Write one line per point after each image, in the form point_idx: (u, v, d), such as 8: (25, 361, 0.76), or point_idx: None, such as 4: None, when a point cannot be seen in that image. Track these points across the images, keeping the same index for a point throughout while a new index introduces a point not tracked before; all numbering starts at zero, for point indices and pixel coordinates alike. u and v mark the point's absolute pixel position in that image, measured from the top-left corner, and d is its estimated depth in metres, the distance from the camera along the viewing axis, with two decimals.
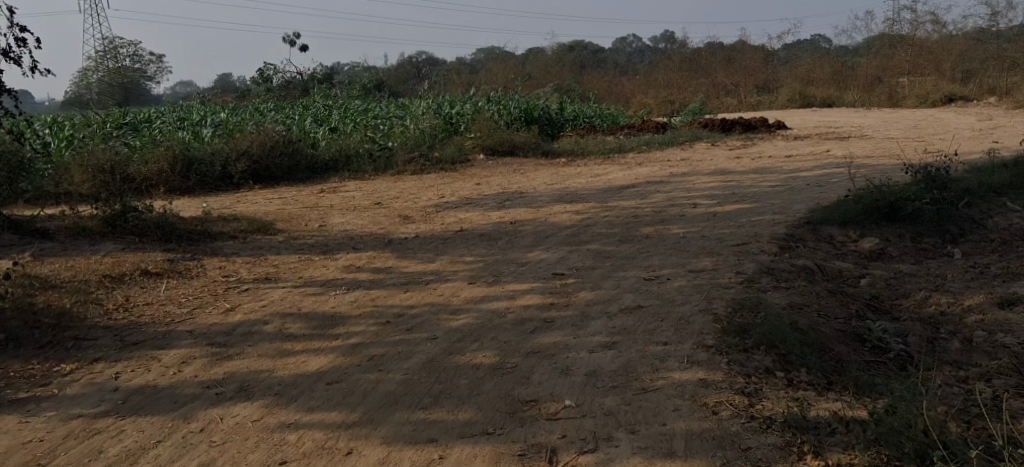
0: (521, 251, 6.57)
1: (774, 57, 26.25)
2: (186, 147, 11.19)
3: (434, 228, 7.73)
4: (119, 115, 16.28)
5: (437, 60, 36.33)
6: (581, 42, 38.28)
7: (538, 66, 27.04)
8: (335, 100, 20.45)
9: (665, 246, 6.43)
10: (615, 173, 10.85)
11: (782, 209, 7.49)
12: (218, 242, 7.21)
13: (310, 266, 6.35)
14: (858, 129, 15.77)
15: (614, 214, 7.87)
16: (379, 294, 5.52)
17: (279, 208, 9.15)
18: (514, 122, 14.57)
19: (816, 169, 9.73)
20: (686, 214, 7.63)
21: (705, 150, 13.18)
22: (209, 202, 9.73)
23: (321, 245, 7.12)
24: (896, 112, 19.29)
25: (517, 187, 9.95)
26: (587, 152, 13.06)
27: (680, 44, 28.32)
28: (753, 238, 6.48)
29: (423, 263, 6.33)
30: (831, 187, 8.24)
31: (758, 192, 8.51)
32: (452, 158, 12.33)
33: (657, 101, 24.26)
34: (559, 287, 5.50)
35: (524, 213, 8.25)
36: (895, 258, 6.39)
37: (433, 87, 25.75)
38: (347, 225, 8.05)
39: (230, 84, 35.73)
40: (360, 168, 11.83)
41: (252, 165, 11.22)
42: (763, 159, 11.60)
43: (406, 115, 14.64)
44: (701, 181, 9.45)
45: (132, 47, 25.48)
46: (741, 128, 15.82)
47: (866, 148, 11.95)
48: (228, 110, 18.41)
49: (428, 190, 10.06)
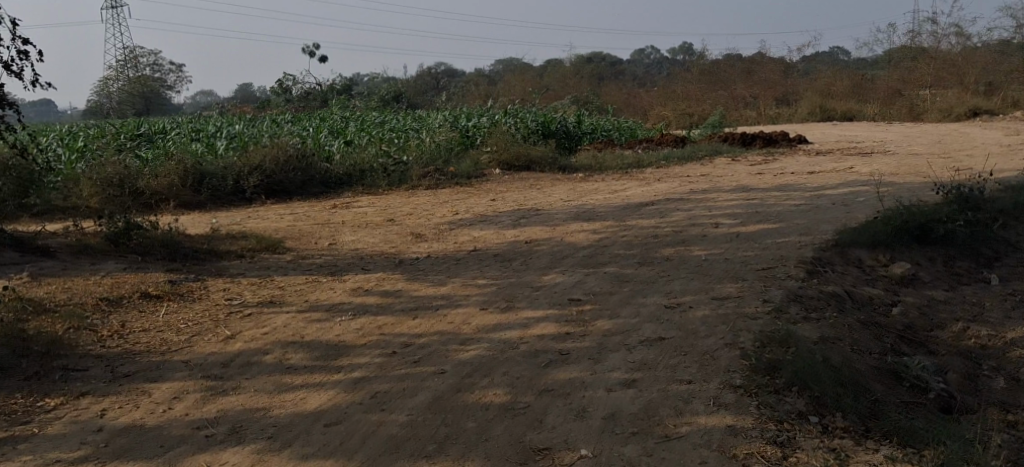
0: (535, 273, 6.31)
1: (794, 70, 25.90)
2: (198, 161, 11.05)
3: (446, 248, 7.48)
4: (135, 126, 16.19)
5: (456, 71, 36.27)
6: (599, 54, 38.15)
7: (556, 78, 26.87)
8: (352, 112, 20.36)
9: (687, 270, 6.15)
10: (634, 189, 10.58)
11: (808, 230, 7.19)
12: (223, 261, 7.01)
13: (317, 288, 6.11)
14: (882, 144, 15.42)
15: (633, 233, 7.60)
16: (387, 321, 5.27)
17: (289, 225, 8.95)
18: (531, 136, 14.34)
19: (841, 187, 9.41)
20: (708, 234, 7.35)
21: (726, 165, 12.89)
22: (219, 218, 9.55)
23: (329, 266, 6.88)
24: (919, 126, 18.91)
25: (533, 203, 9.70)
26: (605, 167, 12.78)
27: (699, 55, 28.08)
28: (778, 261, 6.19)
29: (433, 286, 6.07)
30: (858, 207, 7.93)
31: (783, 211, 8.21)
32: (467, 173, 12.10)
33: (675, 113, 24.02)
34: (574, 315, 5.23)
35: (540, 232, 7.99)
36: (928, 284, 6.07)
37: (450, 98, 25.61)
38: (357, 243, 7.82)
39: (251, 94, 35.96)
40: (374, 182, 11.63)
41: (265, 179, 11.01)
42: (785, 175, 11.29)
43: (422, 127, 14.45)
44: (724, 199, 9.17)
45: (153, 57, 25.62)
46: (762, 142, 15.51)
47: (891, 164, 11.63)
48: (244, 121, 18.33)
49: (441, 206, 9.84)
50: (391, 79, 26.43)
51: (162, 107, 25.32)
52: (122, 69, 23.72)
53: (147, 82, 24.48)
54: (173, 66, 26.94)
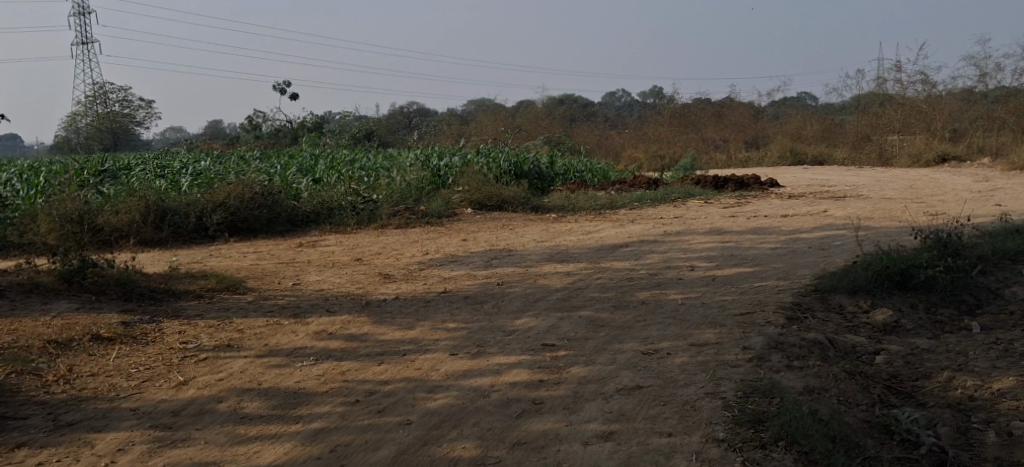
0: (507, 317, 6.08)
1: (763, 115, 26.19)
2: (161, 197, 10.78)
3: (416, 289, 7.24)
4: (99, 162, 15.82)
5: (428, 111, 36.25)
6: (571, 96, 38.34)
7: (529, 118, 26.87)
8: (323, 150, 20.12)
9: (663, 315, 5.96)
10: (607, 230, 10.44)
11: (786, 274, 7.04)
12: (180, 302, 6.70)
13: (278, 331, 5.83)
14: (854, 188, 15.46)
15: (608, 276, 7.42)
16: (350, 367, 5.01)
17: (252, 264, 8.68)
18: (503, 176, 14.19)
19: (816, 231, 9.32)
20: (684, 278, 7.19)
21: (699, 207, 12.81)
22: (180, 256, 9.26)
23: (293, 307, 6.61)
24: (888, 171, 19.03)
25: (505, 244, 9.51)
26: (578, 208, 12.65)
27: (671, 98, 28.27)
28: (756, 307, 6.02)
29: (401, 330, 5.82)
30: (835, 252, 7.81)
31: (759, 254, 8.08)
32: (438, 212, 11.90)
33: (646, 155, 24.05)
34: (548, 361, 5.00)
35: (512, 273, 7.78)
36: (910, 332, 5.92)
37: (422, 137, 25.48)
38: (323, 284, 7.55)
39: (221, 130, 35.63)
40: (342, 221, 11.39)
41: (229, 216, 10.72)
42: (759, 218, 11.21)
43: (393, 166, 14.27)
44: (698, 241, 9.04)
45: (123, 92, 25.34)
46: (735, 185, 15.48)
47: (865, 208, 11.59)
48: (212, 158, 18.02)
49: (411, 246, 9.61)
50: (362, 117, 26.31)
51: (130, 142, 25.00)
52: (90, 104, 23.52)
53: (115, 118, 24.19)
54: (141, 101, 26.15)
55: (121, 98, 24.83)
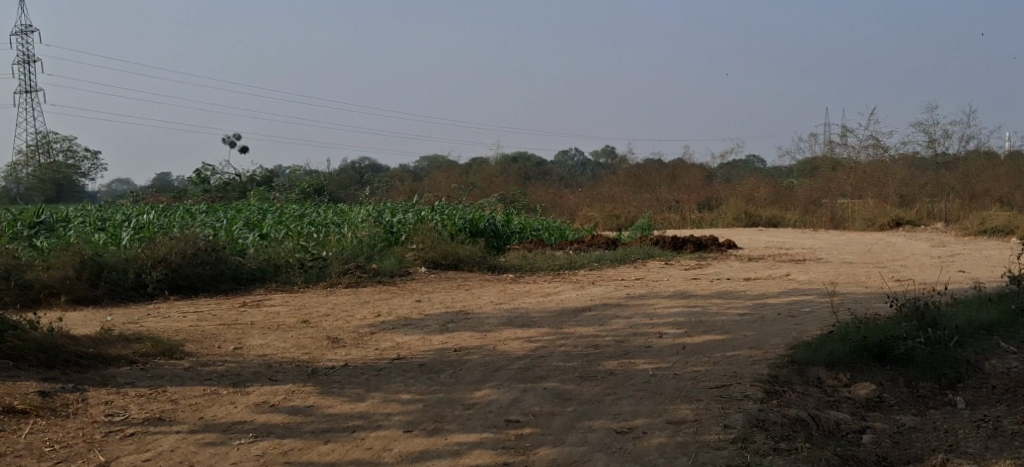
0: (466, 388, 5.63)
1: (716, 177, 26.29)
2: (97, 252, 10.18)
3: (367, 355, 6.77)
4: (33, 214, 15.07)
5: (381, 166, 35.84)
6: (524, 154, 38.27)
7: (483, 175, 26.58)
8: (271, 203, 19.55)
9: (635, 387, 5.57)
10: (567, 292, 10.07)
11: (758, 343, 6.71)
12: (109, 368, 6.11)
13: (216, 403, 5.30)
14: (812, 251, 15.36)
15: (572, 343, 7.03)
16: (294, 445, 4.51)
17: (191, 325, 8.11)
18: (459, 234, 13.78)
19: (783, 296, 9.05)
20: (652, 345, 6.82)
21: (659, 269, 12.53)
22: (114, 315, 8.66)
23: (233, 374, 6.08)
24: (843, 234, 19.10)
25: (462, 306, 9.10)
26: (536, 268, 12.30)
27: (625, 159, 28.31)
28: (732, 380, 5.67)
29: (350, 402, 5.34)
30: (806, 320, 7.51)
31: (727, 320, 7.78)
32: (391, 270, 11.46)
33: (602, 215, 23.92)
34: (513, 441, 4.57)
35: (469, 338, 7.33)
36: (894, 408, 5.63)
37: (375, 193, 25.02)
38: (266, 348, 7.01)
39: (167, 182, 34.73)
40: (289, 279, 10.86)
41: (169, 273, 10.15)
42: (721, 281, 10.96)
43: (345, 222, 13.80)
44: (663, 305, 8.72)
45: (67, 142, 24.52)
46: (692, 246, 15.30)
47: (828, 272, 11.45)
48: (155, 210, 17.32)
49: (362, 307, 9.12)
50: (314, 172, 25.77)
51: (75, 193, 24.28)
52: (34, 153, 22.87)
53: (58, 168, 23.50)
54: (88, 152, 25.34)
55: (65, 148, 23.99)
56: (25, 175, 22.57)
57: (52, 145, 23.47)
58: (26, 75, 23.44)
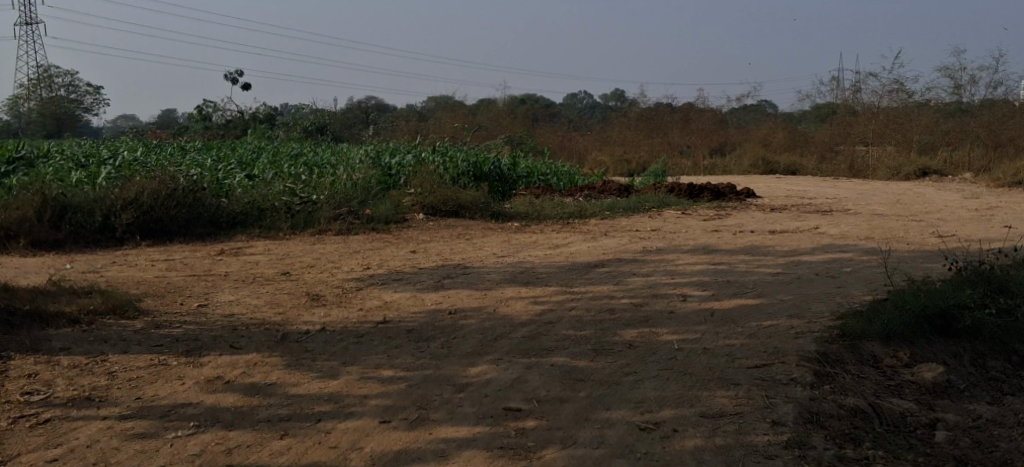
0: (459, 363, 4.76)
1: (731, 123, 25.19)
2: (64, 192, 9.33)
3: (349, 317, 5.90)
4: (13, 150, 14.18)
5: (389, 106, 34.74)
6: (533, 96, 37.11)
7: (491, 116, 25.54)
8: (268, 142, 18.62)
9: (659, 365, 4.70)
10: (577, 244, 9.15)
11: (797, 311, 5.82)
12: (46, 331, 5.25)
13: (160, 377, 4.45)
14: (835, 202, 14.37)
15: (583, 306, 6.15)
16: (241, 441, 3.70)
17: (157, 276, 7.25)
18: (461, 177, 12.84)
19: (817, 254, 8.13)
20: (676, 311, 5.94)
21: (676, 219, 11.62)
22: (75, 263, 7.84)
23: (189, 339, 5.22)
24: (866, 183, 18.10)
25: (460, 258, 8.21)
26: (542, 215, 11.38)
27: (637, 102, 27.21)
28: (774, 358, 4.78)
29: (319, 379, 4.47)
30: (850, 284, 6.62)
31: (758, 281, 6.87)
32: (387, 216, 10.54)
33: (612, 160, 23.09)
34: (512, 438, 3.72)
35: (468, 298, 6.45)
36: (965, 394, 4.76)
37: (379, 134, 24.02)
38: (235, 306, 6.15)
39: (172, 119, 33.77)
40: (273, 225, 9.97)
41: (141, 215, 9.29)
42: (745, 233, 10.02)
43: (340, 163, 12.87)
44: (685, 261, 7.81)
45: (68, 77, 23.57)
46: (710, 194, 14.34)
47: (859, 225, 10.50)
48: (146, 147, 16.41)
49: (350, 258, 8.23)
50: (318, 109, 24.77)
51: (76, 130, 23.37)
52: (36, 87, 22.03)
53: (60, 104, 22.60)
54: (90, 86, 24.37)
55: (67, 83, 23.06)
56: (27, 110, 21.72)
57: (52, 80, 22.52)
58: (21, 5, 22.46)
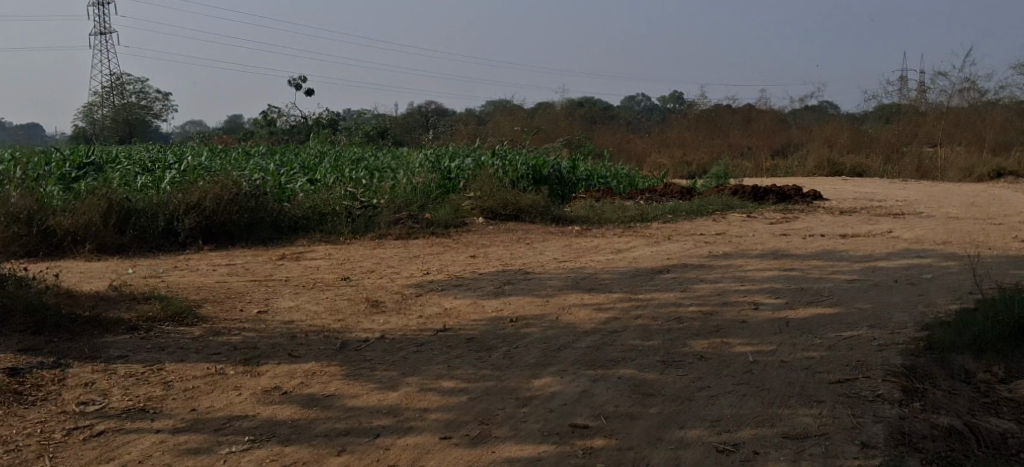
0: (523, 375, 4.57)
1: (794, 125, 24.58)
2: (128, 197, 9.38)
3: (408, 324, 5.75)
4: (83, 154, 14.42)
5: (447, 110, 34.73)
6: (591, 98, 36.80)
7: (550, 119, 25.32)
8: (328, 146, 18.69)
9: (733, 379, 4.44)
10: (641, 249, 8.88)
11: (879, 322, 5.49)
12: (105, 338, 5.20)
13: (216, 388, 4.34)
14: (906, 205, 13.83)
15: (650, 314, 5.90)
16: (298, 457, 3.56)
17: (218, 282, 7.20)
18: (521, 181, 12.66)
19: (894, 259, 7.74)
20: (749, 320, 5.66)
21: (742, 222, 11.28)
22: (138, 268, 7.85)
23: (248, 348, 5.12)
24: (937, 185, 17.45)
25: (521, 263, 8.02)
26: (604, 219, 11.14)
27: (696, 104, 26.74)
28: (858, 372, 4.49)
29: (378, 391, 4.31)
30: (933, 292, 6.25)
31: (834, 288, 6.54)
32: (446, 221, 10.41)
33: (672, 162, 22.66)
34: (581, 459, 3.54)
35: (529, 305, 6.25)
36: None
37: (437, 138, 23.97)
38: (295, 313, 6.05)
39: (237, 125, 34.26)
40: (334, 229, 9.91)
41: (203, 220, 9.30)
42: (815, 238, 9.64)
43: (400, 166, 12.79)
44: (755, 267, 7.50)
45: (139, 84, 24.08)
46: (776, 197, 13.93)
47: (936, 229, 10.05)
48: (210, 152, 16.57)
49: (409, 263, 8.10)
50: (378, 114, 24.84)
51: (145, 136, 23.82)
52: (108, 95, 22.51)
53: (131, 110, 23.06)
54: (159, 93, 24.83)
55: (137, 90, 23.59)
56: (99, 116, 22.23)
57: (124, 87, 23.04)
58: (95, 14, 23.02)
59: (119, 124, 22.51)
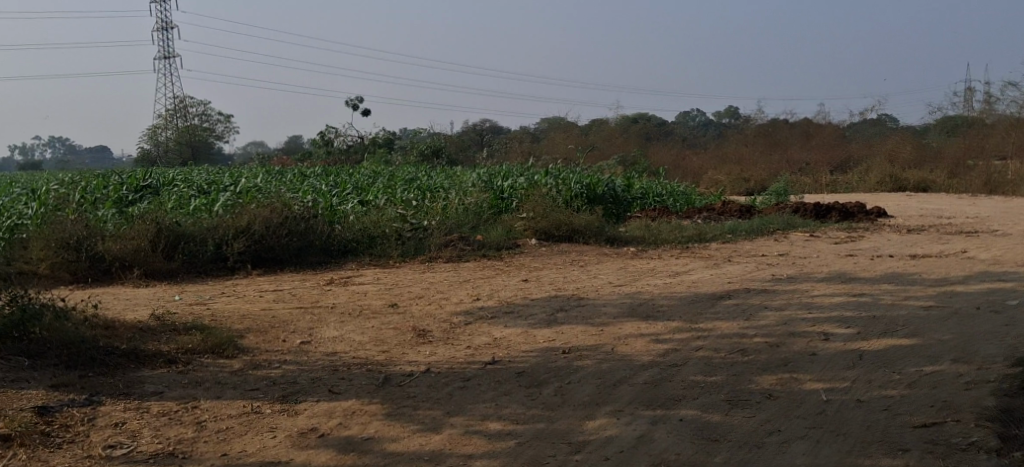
0: (576, 415, 4.26)
1: (856, 139, 23.84)
2: (178, 221, 9.30)
3: (456, 356, 5.47)
4: (140, 178, 14.51)
5: (502, 128, 34.57)
6: (645, 114, 36.34)
7: (605, 136, 24.96)
8: (381, 165, 18.59)
9: (807, 422, 4.07)
10: (699, 271, 8.49)
11: (965, 354, 5.04)
12: (141, 372, 5.03)
13: (251, 429, 4.12)
14: (979, 222, 13.15)
15: (713, 345, 5.52)
16: None
17: (263, 309, 7.01)
18: (574, 200, 12.34)
19: (973, 283, 7.24)
20: (820, 352, 5.24)
21: (805, 242, 10.80)
22: (185, 295, 7.73)
23: (288, 382, 4.89)
24: (1010, 200, 16.67)
25: (574, 288, 7.69)
26: (660, 239, 10.76)
27: (754, 119, 26.16)
28: (946, 415, 4.09)
29: (420, 434, 4.04)
30: (1022, 322, 5.75)
31: (911, 316, 6.09)
32: (498, 242, 10.15)
33: (730, 178, 22.11)
34: None
35: (583, 335, 5.91)
36: None
37: (491, 156, 23.77)
38: (338, 344, 5.81)
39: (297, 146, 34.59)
40: (384, 252, 9.71)
41: (252, 244, 9.16)
42: (885, 258, 9.14)
43: (452, 186, 12.57)
44: (823, 292, 7.07)
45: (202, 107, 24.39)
46: (840, 214, 13.38)
47: (1014, 249, 9.47)
48: (265, 173, 16.57)
49: (459, 288, 7.84)
50: (433, 133, 24.77)
51: (208, 157, 24.07)
52: (172, 117, 22.85)
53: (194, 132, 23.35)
54: (221, 115, 25.14)
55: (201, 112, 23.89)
56: (164, 139, 22.52)
57: (187, 109, 23.37)
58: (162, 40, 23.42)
59: (183, 146, 22.79)
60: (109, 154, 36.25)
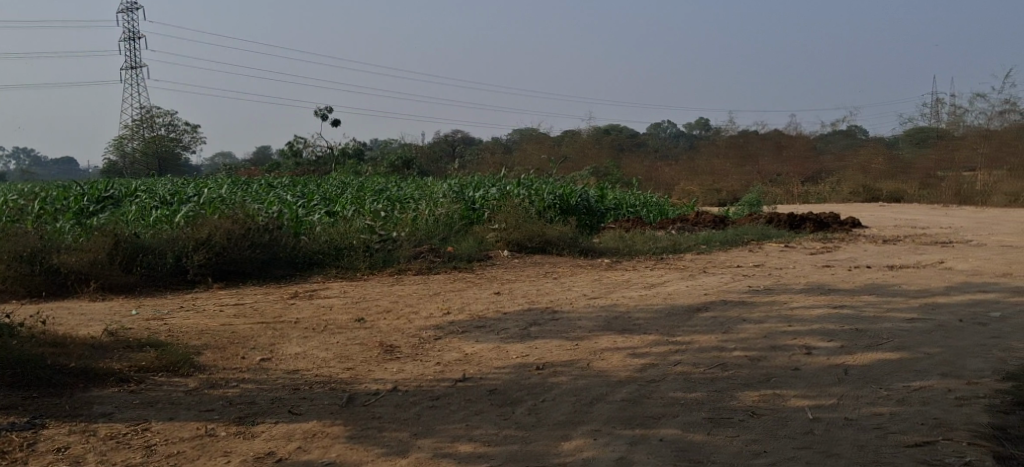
0: (552, 435, 4.04)
1: (827, 150, 23.88)
2: (137, 234, 8.97)
3: (424, 373, 5.22)
4: (100, 188, 14.09)
5: (473, 139, 34.33)
6: (616, 126, 36.30)
7: (577, 147, 24.82)
8: (350, 176, 18.28)
9: (793, 442, 3.89)
10: (675, 283, 8.30)
11: (953, 369, 4.88)
12: (90, 392, 4.73)
13: (205, 455, 3.86)
14: (952, 233, 13.11)
15: (693, 360, 5.31)
16: None
17: (223, 325, 6.71)
18: (547, 211, 12.13)
19: (954, 295, 7.11)
20: (803, 367, 5.05)
21: (781, 253, 10.66)
22: (142, 310, 7.41)
23: (246, 402, 4.62)
24: (981, 211, 16.71)
25: (548, 301, 7.46)
26: (634, 251, 10.58)
27: (725, 130, 26.17)
28: (937, 434, 3.92)
29: (387, 459, 3.80)
30: (1008, 335, 5.60)
31: (895, 329, 5.93)
32: (469, 254, 9.92)
33: (702, 189, 22.04)
34: None
35: (557, 350, 5.68)
36: None
37: (463, 167, 23.53)
38: (300, 361, 5.53)
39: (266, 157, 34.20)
40: (351, 265, 9.43)
41: (214, 256, 8.84)
42: (862, 270, 9.01)
43: (422, 197, 12.31)
44: (803, 304, 6.89)
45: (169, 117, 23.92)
46: (814, 225, 13.29)
47: (991, 260, 9.39)
48: (231, 183, 16.20)
49: (429, 301, 7.58)
50: (404, 144, 24.49)
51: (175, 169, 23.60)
52: (138, 128, 22.38)
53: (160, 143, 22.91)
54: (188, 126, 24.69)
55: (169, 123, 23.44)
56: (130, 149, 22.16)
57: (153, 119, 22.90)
58: (128, 51, 23.00)
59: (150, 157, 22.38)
60: (74, 165, 35.59)
